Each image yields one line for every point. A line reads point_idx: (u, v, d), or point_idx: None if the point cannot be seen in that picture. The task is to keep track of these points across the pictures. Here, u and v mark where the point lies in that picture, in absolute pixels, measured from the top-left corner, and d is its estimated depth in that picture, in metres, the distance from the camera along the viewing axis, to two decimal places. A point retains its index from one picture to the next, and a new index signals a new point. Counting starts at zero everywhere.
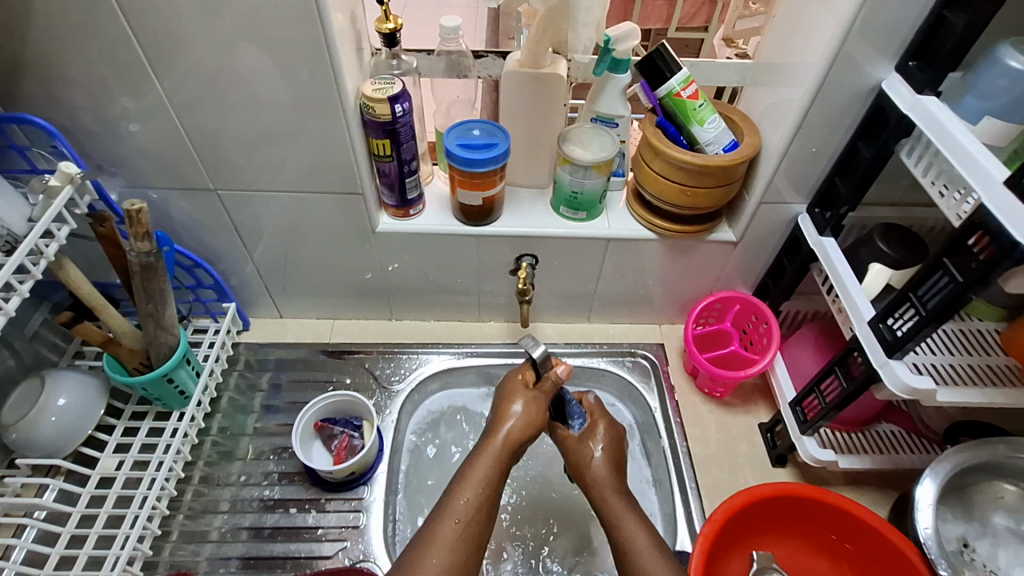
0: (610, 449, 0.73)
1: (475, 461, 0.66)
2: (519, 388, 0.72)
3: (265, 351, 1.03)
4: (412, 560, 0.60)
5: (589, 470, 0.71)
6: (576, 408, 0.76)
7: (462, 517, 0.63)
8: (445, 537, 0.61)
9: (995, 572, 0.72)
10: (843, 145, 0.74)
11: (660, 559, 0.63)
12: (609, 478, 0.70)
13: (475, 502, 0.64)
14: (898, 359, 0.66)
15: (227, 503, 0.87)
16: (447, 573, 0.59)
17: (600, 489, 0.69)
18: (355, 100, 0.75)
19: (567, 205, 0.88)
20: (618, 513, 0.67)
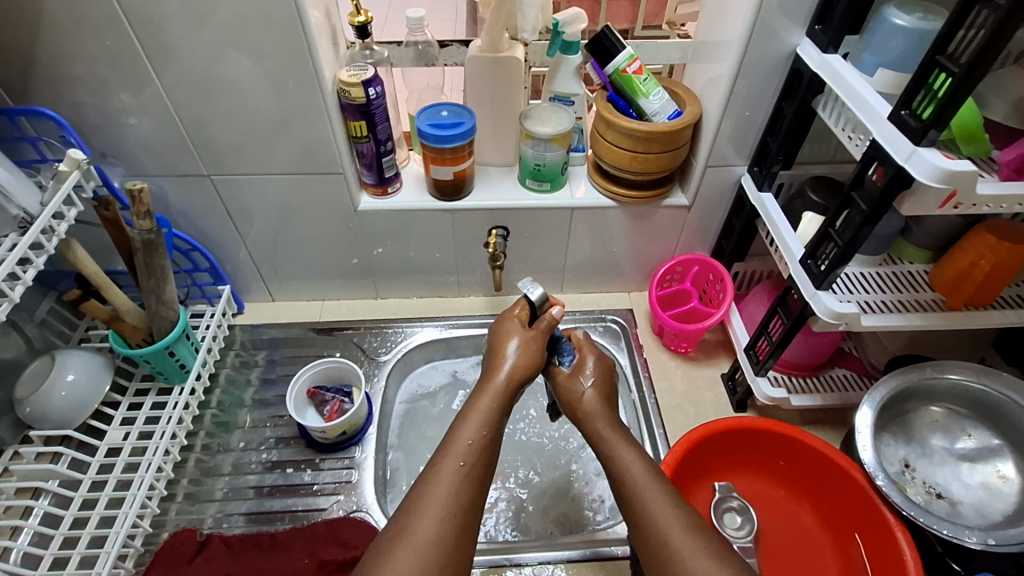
0: (600, 383, 0.75)
1: (475, 404, 0.68)
2: (518, 327, 0.75)
3: (259, 331, 1.10)
4: (416, 504, 0.59)
5: (581, 403, 0.73)
6: (567, 347, 0.78)
7: (467, 458, 0.63)
8: (450, 477, 0.61)
9: (935, 487, 0.76)
10: (772, 106, 0.83)
11: (660, 486, 0.64)
12: (602, 411, 0.72)
13: (479, 442, 0.64)
14: (826, 290, 0.73)
15: (230, 466, 0.93)
16: (454, 512, 0.59)
17: (593, 422, 0.72)
18: (332, 86, 0.83)
19: (532, 177, 0.96)
20: (614, 444, 0.69)
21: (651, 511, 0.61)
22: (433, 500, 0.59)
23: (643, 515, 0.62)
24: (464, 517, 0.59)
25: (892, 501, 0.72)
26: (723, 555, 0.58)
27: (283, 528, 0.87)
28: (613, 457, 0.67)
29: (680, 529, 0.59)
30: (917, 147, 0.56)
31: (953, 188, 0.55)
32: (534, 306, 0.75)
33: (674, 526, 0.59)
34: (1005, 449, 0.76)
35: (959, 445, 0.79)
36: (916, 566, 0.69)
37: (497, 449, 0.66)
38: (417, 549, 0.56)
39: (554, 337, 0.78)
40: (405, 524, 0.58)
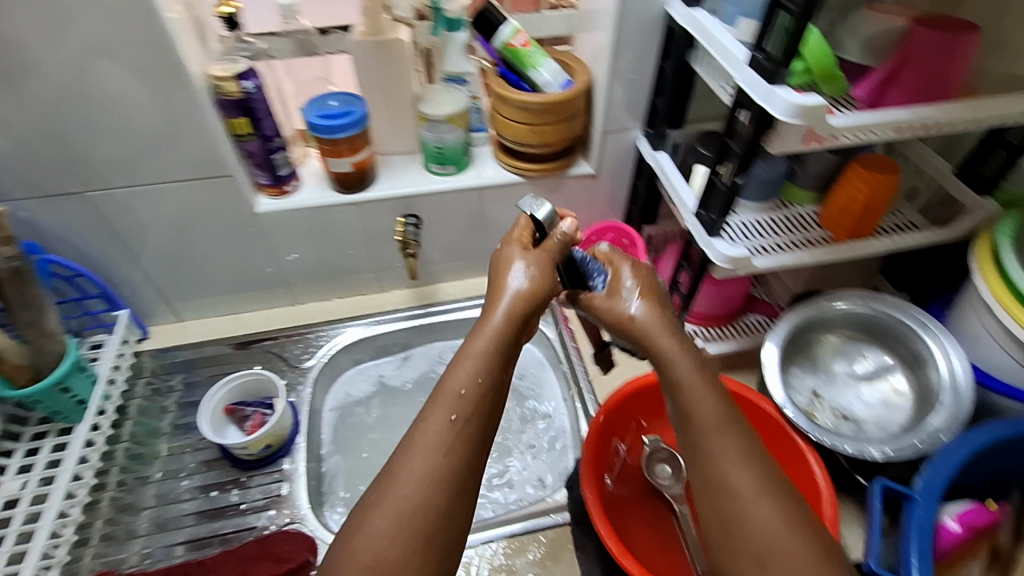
0: (646, 294, 0.65)
1: (473, 345, 0.58)
2: (526, 248, 0.64)
3: (170, 354, 1.04)
4: (398, 471, 0.52)
5: (632, 323, 0.63)
6: (594, 266, 0.68)
7: (459, 413, 0.54)
8: (439, 435, 0.53)
9: (841, 409, 0.81)
10: (655, 67, 0.85)
11: (722, 432, 0.55)
12: (657, 315, 0.63)
13: (476, 390, 0.55)
14: (718, 237, 0.76)
15: (152, 497, 0.88)
16: (445, 473, 0.52)
17: (653, 339, 0.62)
18: (204, 83, 0.78)
19: (435, 161, 0.95)
20: (677, 360, 0.59)
21: (709, 464, 0.54)
22: (421, 464, 0.52)
23: (700, 458, 0.54)
24: (456, 482, 0.52)
25: (800, 427, 0.76)
26: (782, 501, 0.51)
27: (213, 553, 0.82)
28: (673, 374, 0.59)
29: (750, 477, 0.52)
30: (773, 86, 0.58)
31: (808, 123, 0.58)
32: (541, 226, 0.65)
33: (742, 473, 0.52)
34: (897, 365, 0.82)
35: (858, 367, 0.84)
36: (829, 487, 0.72)
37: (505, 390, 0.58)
38: (402, 524, 0.49)
39: (575, 259, 0.68)
40: (385, 496, 0.51)
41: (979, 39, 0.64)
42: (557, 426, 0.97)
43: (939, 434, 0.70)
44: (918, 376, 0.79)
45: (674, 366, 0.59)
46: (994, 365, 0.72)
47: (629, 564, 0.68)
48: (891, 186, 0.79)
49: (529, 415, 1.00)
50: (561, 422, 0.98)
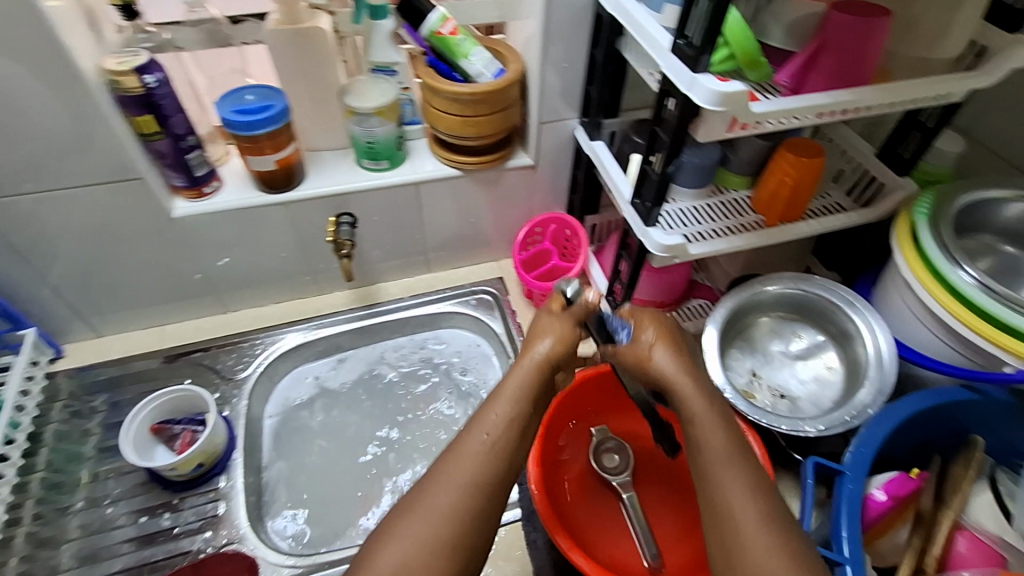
0: (667, 341, 0.63)
1: (510, 374, 0.61)
2: (551, 310, 0.67)
3: (89, 373, 0.96)
4: (436, 481, 0.54)
5: (650, 366, 0.62)
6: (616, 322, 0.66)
7: (495, 433, 0.57)
8: (473, 450, 0.56)
9: (777, 388, 0.83)
10: (587, 56, 0.84)
11: (737, 469, 0.54)
12: (669, 359, 0.61)
13: (506, 418, 0.58)
14: (654, 225, 0.76)
15: (75, 529, 0.82)
16: (473, 489, 0.54)
17: (669, 380, 0.60)
18: (98, 79, 0.71)
19: (367, 156, 0.91)
20: (697, 403, 0.58)
21: (718, 498, 0.53)
22: (456, 475, 0.54)
23: (706, 496, 0.54)
24: (484, 499, 0.54)
25: (739, 409, 0.77)
26: (791, 541, 0.50)
27: None
28: (691, 416, 0.58)
29: (755, 514, 0.51)
30: (695, 74, 0.57)
31: (731, 110, 0.58)
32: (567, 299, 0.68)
33: (748, 511, 0.51)
34: (829, 342, 0.85)
35: (793, 346, 0.86)
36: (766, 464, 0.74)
37: (533, 423, 0.60)
38: (432, 531, 0.51)
39: (599, 320, 0.67)
40: (423, 502, 0.53)
41: (891, 24, 0.65)
42: None
43: (866, 408, 0.72)
44: (848, 352, 0.82)
45: (695, 407, 0.58)
46: (915, 339, 0.75)
47: (577, 558, 0.68)
48: (818, 169, 0.81)
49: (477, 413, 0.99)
50: None
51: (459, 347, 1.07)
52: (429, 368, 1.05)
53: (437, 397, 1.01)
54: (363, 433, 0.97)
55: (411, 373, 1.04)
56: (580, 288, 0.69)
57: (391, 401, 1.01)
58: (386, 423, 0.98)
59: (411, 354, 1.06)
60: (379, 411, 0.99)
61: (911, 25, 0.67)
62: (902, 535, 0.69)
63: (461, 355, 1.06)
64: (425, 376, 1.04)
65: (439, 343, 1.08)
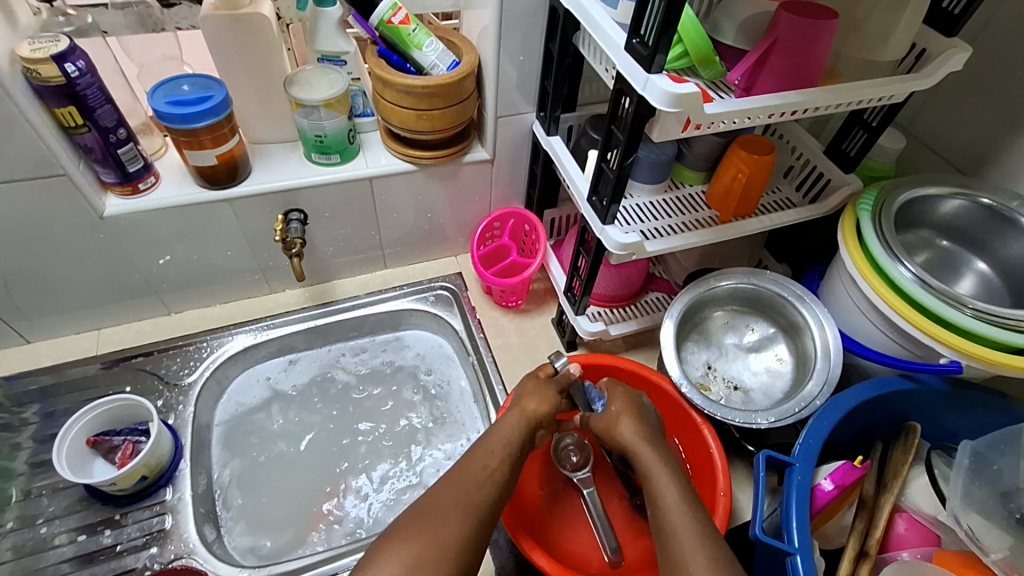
0: (633, 411, 0.73)
1: (504, 421, 0.71)
2: (540, 377, 0.78)
3: (17, 383, 0.89)
4: (443, 495, 0.63)
5: (617, 431, 0.71)
6: (594, 394, 0.79)
7: (492, 464, 0.67)
8: (476, 473, 0.66)
9: (731, 380, 0.85)
10: (543, 49, 0.83)
11: (690, 514, 0.62)
12: (630, 423, 0.71)
13: (503, 454, 0.68)
14: (611, 223, 0.75)
15: (6, 552, 0.76)
16: (473, 509, 0.63)
17: (633, 445, 0.70)
18: (10, 66, 0.65)
19: (317, 150, 0.87)
20: (654, 465, 0.67)
21: (672, 545, 0.60)
22: (459, 493, 0.64)
23: (663, 542, 0.61)
24: (482, 517, 0.63)
25: (695, 402, 0.79)
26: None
27: None
28: (650, 474, 0.67)
29: (703, 557, 0.58)
30: (650, 74, 0.57)
31: (685, 110, 0.58)
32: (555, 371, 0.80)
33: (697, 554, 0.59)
34: (779, 334, 0.87)
35: (746, 339, 0.88)
36: (721, 456, 0.76)
37: (521, 464, 0.70)
38: (440, 536, 0.60)
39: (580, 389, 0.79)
40: (432, 510, 0.62)
41: (837, 26, 0.66)
42: (470, 421, 0.96)
43: (814, 399, 0.75)
44: (797, 343, 0.84)
45: (653, 466, 0.67)
46: (859, 331, 0.78)
47: (538, 558, 0.68)
48: (769, 166, 0.83)
49: (440, 414, 0.97)
50: (473, 418, 0.96)
51: (420, 350, 1.06)
52: (391, 370, 1.03)
53: (401, 397, 1.00)
54: (319, 436, 0.94)
55: (370, 376, 1.02)
56: (567, 361, 0.80)
57: (348, 403, 0.98)
58: (343, 426, 0.96)
59: (372, 358, 1.04)
60: (336, 414, 0.97)
61: (857, 25, 0.68)
62: (847, 518, 0.72)
63: (422, 356, 1.05)
64: (387, 377, 1.02)
65: (399, 346, 1.06)
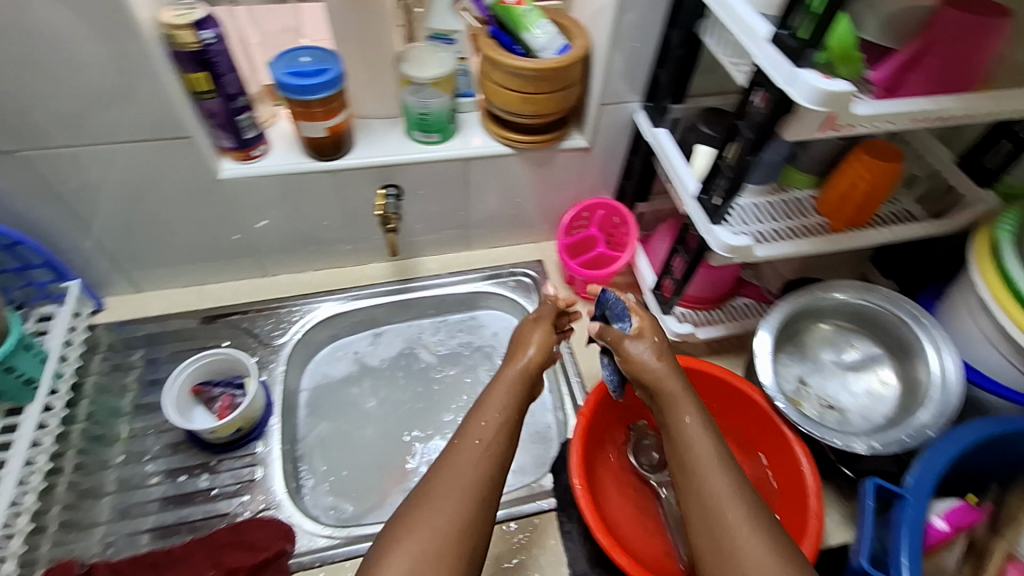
0: (660, 342, 0.68)
1: (496, 387, 0.70)
2: (543, 321, 0.80)
3: (128, 328, 0.96)
4: (439, 485, 0.59)
5: (643, 366, 0.66)
6: (619, 306, 0.74)
7: (485, 438, 0.64)
8: (469, 453, 0.62)
9: (827, 399, 0.81)
10: (660, 36, 0.79)
11: (723, 465, 0.59)
12: (648, 344, 0.68)
13: (495, 424, 0.66)
14: (720, 224, 0.72)
15: (114, 483, 0.82)
16: (472, 489, 0.59)
17: (663, 383, 0.65)
18: (154, 31, 0.68)
19: (419, 128, 0.87)
20: (677, 388, 0.65)
21: (707, 495, 0.58)
22: (456, 474, 0.61)
23: (697, 489, 0.59)
24: (482, 499, 0.60)
25: (789, 418, 0.76)
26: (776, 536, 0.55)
27: (181, 541, 0.78)
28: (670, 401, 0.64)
29: (739, 509, 0.56)
30: (797, 68, 0.54)
31: (831, 110, 0.54)
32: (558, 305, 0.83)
33: (732, 506, 0.56)
34: (885, 356, 0.82)
35: (845, 356, 0.84)
36: (814, 477, 0.72)
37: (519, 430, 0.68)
38: (442, 524, 0.56)
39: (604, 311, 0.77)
40: (428, 503, 0.58)
41: (1007, 25, 0.59)
42: (541, 414, 0.96)
43: (925, 429, 0.70)
44: (906, 368, 0.79)
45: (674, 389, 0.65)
46: (983, 362, 0.73)
47: (619, 557, 0.67)
48: (894, 175, 0.77)
49: None
50: (544, 413, 0.96)
51: (496, 330, 1.07)
52: (468, 351, 1.04)
53: (476, 376, 1.02)
54: (398, 407, 0.97)
55: (449, 356, 1.04)
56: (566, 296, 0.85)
57: (422, 381, 1.01)
58: (420, 400, 0.98)
59: (449, 338, 1.06)
60: (416, 389, 0.99)
61: None
62: (951, 559, 0.68)
63: (499, 337, 1.06)
64: (462, 359, 1.04)
65: (475, 326, 1.08)
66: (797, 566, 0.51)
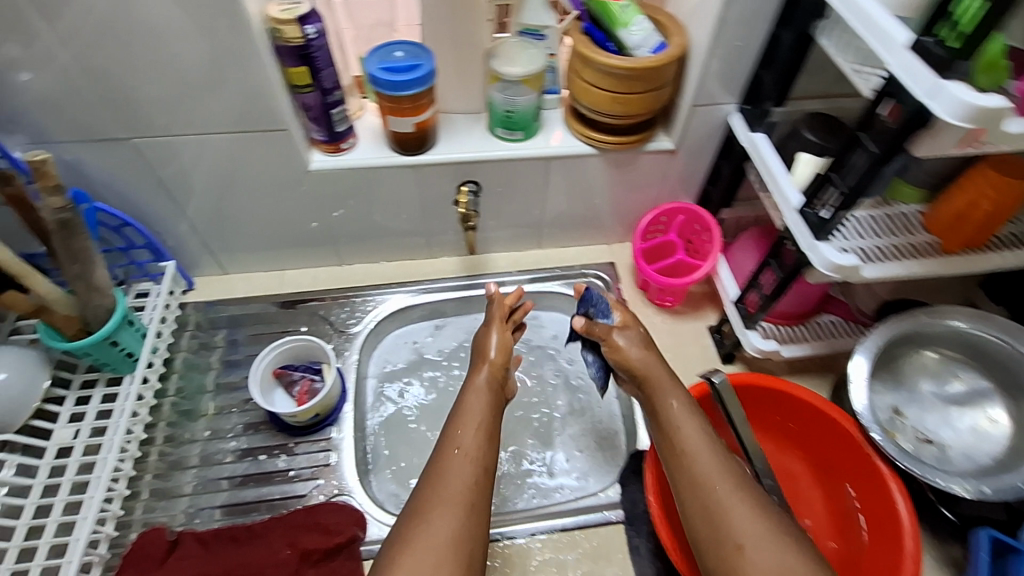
0: (639, 335, 0.75)
1: (467, 394, 0.73)
2: (495, 321, 0.81)
3: (216, 309, 1.00)
4: (430, 498, 0.63)
5: (630, 358, 0.73)
6: (601, 305, 0.78)
7: (465, 445, 0.67)
8: (454, 460, 0.66)
9: (925, 432, 0.75)
10: (766, 34, 0.75)
11: (709, 445, 0.64)
12: (636, 336, 0.75)
13: (474, 427, 0.69)
14: (825, 240, 0.68)
15: (197, 457, 0.86)
16: (465, 492, 0.64)
17: (651, 371, 0.72)
18: (262, 25, 0.70)
19: (502, 126, 0.86)
20: (660, 373, 0.71)
21: (698, 470, 0.63)
22: (448, 481, 0.64)
23: (688, 468, 0.64)
24: (477, 500, 0.64)
25: (885, 451, 0.71)
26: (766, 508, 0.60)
27: (260, 518, 0.82)
28: (653, 385, 0.71)
29: (727, 485, 0.61)
30: (943, 80, 0.49)
31: (978, 126, 0.49)
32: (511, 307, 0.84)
33: (720, 482, 0.61)
34: (995, 393, 0.76)
35: (948, 389, 0.78)
36: (909, 517, 0.68)
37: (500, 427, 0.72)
38: (438, 535, 0.60)
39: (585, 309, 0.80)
40: (420, 517, 0.61)
41: None
42: (609, 421, 0.94)
43: None
44: None
45: (656, 374, 0.72)
46: None
47: None
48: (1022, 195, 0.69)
49: (581, 406, 0.96)
50: (612, 421, 0.94)
51: (558, 331, 1.05)
52: (527, 350, 1.03)
53: (541, 376, 1.00)
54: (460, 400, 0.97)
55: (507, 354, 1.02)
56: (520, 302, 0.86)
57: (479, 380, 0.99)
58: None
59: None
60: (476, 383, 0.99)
61: None
62: None
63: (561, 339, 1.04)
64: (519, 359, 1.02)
65: (536, 325, 1.06)
66: (784, 543, 0.56)
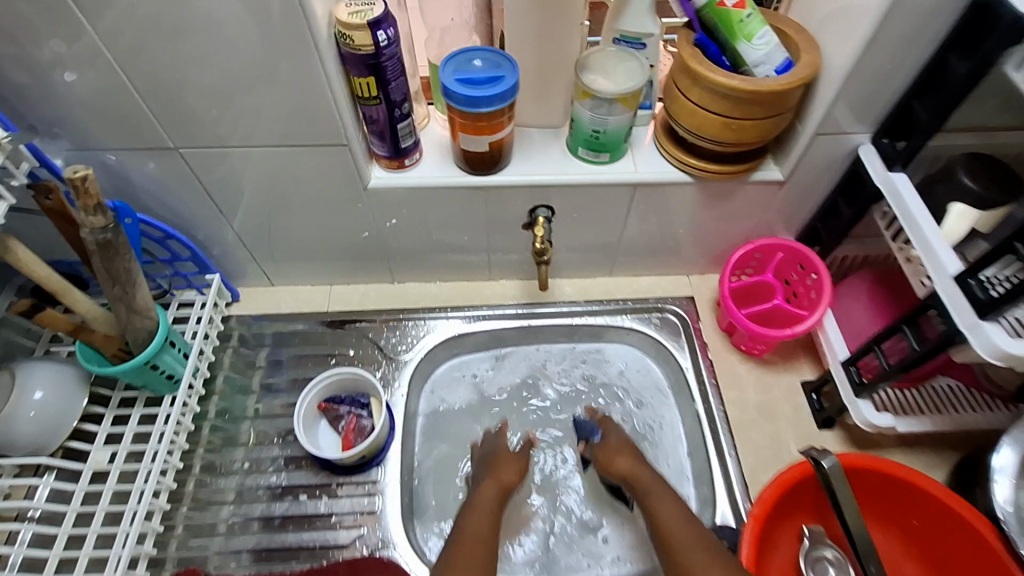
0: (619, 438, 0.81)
1: (483, 493, 0.74)
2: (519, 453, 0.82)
3: (262, 324, 0.94)
4: None
5: (612, 459, 0.78)
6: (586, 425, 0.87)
7: (476, 540, 0.67)
8: (469, 553, 0.65)
9: None
10: (927, 57, 0.61)
11: (685, 521, 0.67)
12: (615, 432, 0.83)
13: (488, 526, 0.69)
14: (992, 320, 0.57)
15: (233, 493, 0.81)
16: None
17: (629, 466, 0.77)
18: (327, 29, 0.61)
19: (586, 146, 0.75)
20: (643, 467, 0.76)
21: (680, 549, 0.64)
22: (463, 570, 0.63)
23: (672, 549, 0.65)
24: None
25: None
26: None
27: (298, 568, 0.76)
28: (637, 477, 0.75)
29: (703, 555, 0.63)
30: None
31: None
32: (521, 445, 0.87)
33: (698, 554, 0.63)
34: None
35: None
36: None
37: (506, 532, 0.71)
38: None
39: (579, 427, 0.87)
40: None
41: None
42: (680, 483, 0.85)
43: None
44: None
45: (640, 466, 0.76)
46: None
47: None
48: None
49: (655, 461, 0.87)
50: (682, 483, 0.85)
51: (624, 368, 0.95)
52: (591, 389, 0.93)
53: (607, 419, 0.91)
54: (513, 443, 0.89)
55: (569, 394, 0.93)
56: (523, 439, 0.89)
57: (534, 422, 0.91)
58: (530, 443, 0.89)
59: (573, 369, 0.95)
60: (529, 423, 0.91)
61: None
62: None
63: (628, 376, 0.94)
64: (583, 401, 0.92)
65: (602, 360, 0.96)
66: None
